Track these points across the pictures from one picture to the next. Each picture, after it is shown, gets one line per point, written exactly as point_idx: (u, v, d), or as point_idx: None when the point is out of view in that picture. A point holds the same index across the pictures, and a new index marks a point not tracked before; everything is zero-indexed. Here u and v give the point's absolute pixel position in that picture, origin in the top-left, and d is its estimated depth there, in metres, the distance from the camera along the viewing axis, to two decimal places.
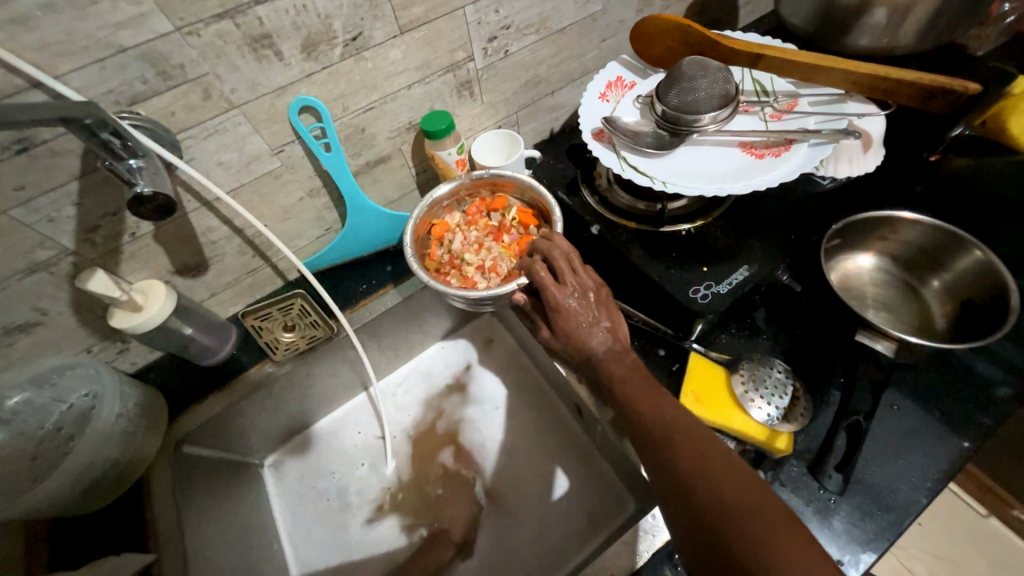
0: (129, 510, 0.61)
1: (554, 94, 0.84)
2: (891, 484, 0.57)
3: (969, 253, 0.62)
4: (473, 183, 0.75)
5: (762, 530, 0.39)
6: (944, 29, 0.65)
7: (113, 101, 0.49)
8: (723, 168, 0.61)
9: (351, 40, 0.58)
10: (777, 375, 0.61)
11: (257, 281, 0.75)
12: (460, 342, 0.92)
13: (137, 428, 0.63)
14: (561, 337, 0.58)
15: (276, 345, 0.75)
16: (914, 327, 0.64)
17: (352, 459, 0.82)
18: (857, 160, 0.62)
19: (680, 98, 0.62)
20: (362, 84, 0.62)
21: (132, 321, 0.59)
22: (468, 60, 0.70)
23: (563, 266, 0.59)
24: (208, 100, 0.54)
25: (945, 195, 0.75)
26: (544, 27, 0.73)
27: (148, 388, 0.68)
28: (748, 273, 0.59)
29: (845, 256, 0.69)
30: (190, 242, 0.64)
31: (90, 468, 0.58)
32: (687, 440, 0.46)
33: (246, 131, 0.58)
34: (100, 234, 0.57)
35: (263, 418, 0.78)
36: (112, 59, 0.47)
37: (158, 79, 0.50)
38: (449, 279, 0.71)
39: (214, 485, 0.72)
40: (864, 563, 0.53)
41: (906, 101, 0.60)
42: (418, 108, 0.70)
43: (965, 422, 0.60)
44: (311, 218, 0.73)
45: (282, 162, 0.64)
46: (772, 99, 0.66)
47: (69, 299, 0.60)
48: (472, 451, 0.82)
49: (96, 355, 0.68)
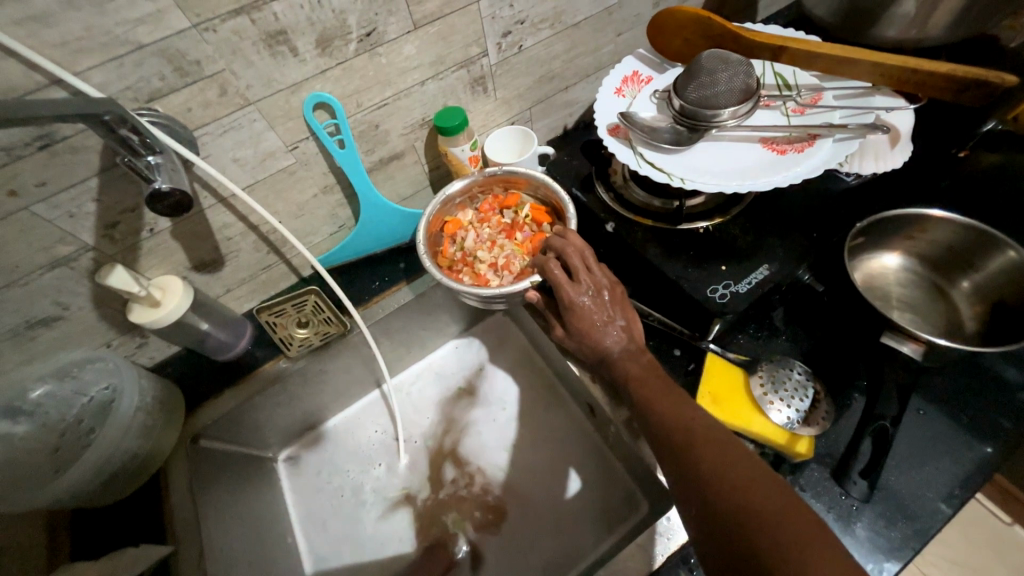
0: (147, 502, 0.63)
1: (567, 90, 0.83)
2: (917, 492, 0.55)
3: (1001, 253, 0.59)
4: (486, 181, 0.75)
5: (787, 535, 0.37)
6: (977, 19, 0.63)
7: (132, 98, 0.50)
8: (744, 164, 0.59)
9: (365, 35, 0.58)
10: (796, 377, 0.59)
11: (272, 277, 0.76)
12: (472, 339, 0.92)
13: (155, 421, 0.64)
14: (574, 336, 0.57)
15: (290, 341, 0.74)
16: (941, 329, 0.62)
17: (365, 455, 0.83)
18: (884, 156, 0.61)
19: (699, 93, 0.61)
20: (376, 80, 0.62)
21: (152, 316, 0.60)
22: (482, 55, 0.69)
23: (577, 264, 0.58)
24: (223, 96, 0.54)
25: (973, 193, 0.72)
26: (559, 21, 0.72)
27: (166, 383, 0.69)
28: (768, 272, 0.57)
29: (869, 256, 0.67)
30: (206, 238, 0.65)
31: (111, 460, 0.59)
32: (706, 442, 0.46)
33: (261, 127, 0.58)
34: (119, 230, 0.58)
35: (277, 414, 0.78)
36: (130, 56, 0.47)
37: (175, 75, 0.50)
38: (462, 276, 0.71)
39: (230, 479, 0.72)
40: (888, 572, 0.51)
41: (938, 94, 0.59)
42: (432, 104, 0.70)
43: (994, 427, 0.58)
44: (325, 215, 0.73)
45: (296, 158, 0.64)
46: (794, 93, 0.64)
47: (89, 294, 0.61)
48: (484, 450, 0.82)
49: (115, 350, 0.69)
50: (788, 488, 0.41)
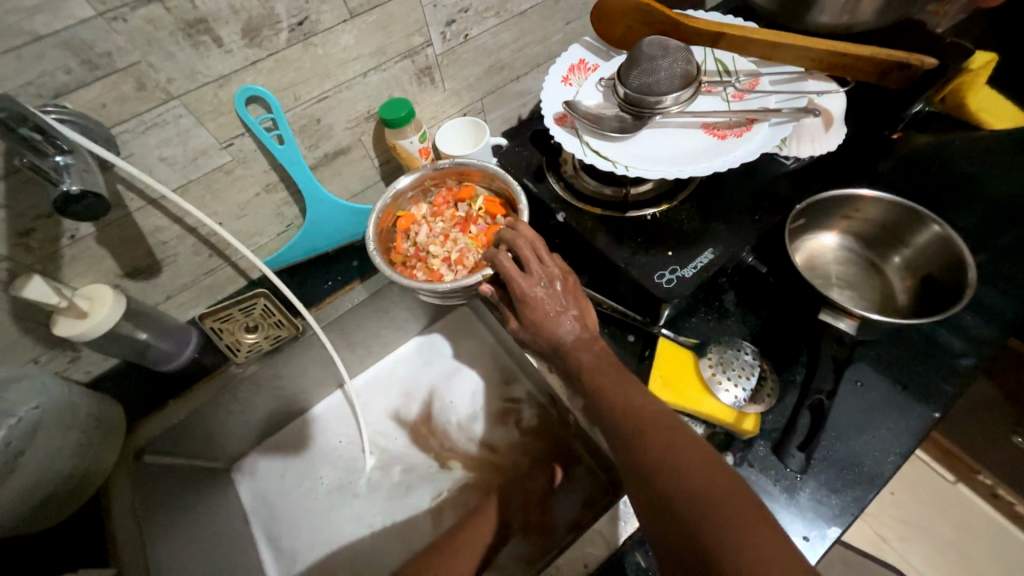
0: (85, 527, 0.59)
1: (519, 80, 0.82)
2: (857, 459, 0.58)
3: (926, 228, 0.62)
4: (439, 173, 0.73)
5: (731, 520, 0.38)
6: (902, 5, 0.65)
7: (35, 94, 0.46)
8: (686, 149, 0.60)
9: (297, 24, 0.55)
10: (744, 357, 0.61)
11: (217, 282, 0.73)
12: (434, 336, 0.91)
13: (91, 439, 0.60)
14: (529, 328, 0.57)
15: (238, 347, 0.71)
16: (875, 303, 0.65)
17: (328, 461, 0.81)
18: (819, 138, 0.62)
19: (641, 80, 0.60)
20: (313, 72, 0.60)
21: (78, 329, 0.56)
22: (426, 45, 0.67)
23: (528, 256, 0.57)
24: (142, 90, 0.50)
25: (905, 172, 0.76)
26: (504, 10, 0.71)
27: (102, 399, 0.64)
28: (713, 256, 0.58)
29: (810, 236, 0.69)
30: (137, 243, 0.61)
31: (40, 484, 0.55)
32: (694, 470, 0.42)
33: (188, 123, 0.55)
34: (35, 238, 0.54)
35: (231, 422, 0.76)
36: (28, 48, 0.44)
37: (83, 68, 0.47)
38: (415, 272, 0.70)
39: (183, 494, 0.70)
40: (829, 538, 0.54)
41: (864, 77, 0.60)
42: (377, 96, 0.68)
43: (927, 391, 0.62)
44: (270, 214, 0.70)
45: (232, 156, 0.61)
46: (734, 79, 0.65)
47: (8, 308, 0.57)
48: (464, 433, 0.82)
49: (45, 365, 0.64)
50: (781, 527, 0.38)
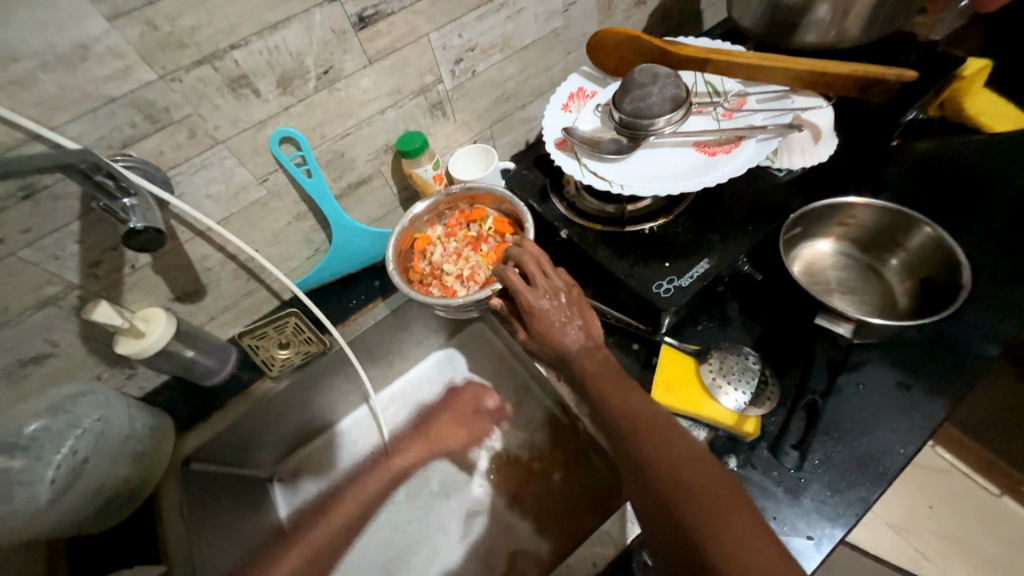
0: (140, 527, 0.66)
1: (525, 108, 0.88)
2: (862, 459, 0.59)
3: (920, 230, 0.64)
4: (452, 197, 0.79)
5: (721, 517, 0.41)
6: (887, 21, 0.68)
7: (106, 146, 0.54)
8: (678, 166, 0.64)
9: (323, 73, 0.62)
10: (744, 363, 0.63)
11: (254, 303, 0.80)
12: (453, 350, 0.96)
13: (147, 447, 0.67)
14: (536, 337, 0.61)
15: (272, 362, 0.77)
16: (876, 306, 0.66)
17: (355, 470, 0.87)
18: (810, 151, 0.65)
19: (634, 104, 0.65)
20: (337, 113, 0.67)
21: (137, 347, 0.64)
22: (437, 82, 0.74)
23: (533, 270, 0.61)
24: (193, 138, 0.58)
25: (905, 177, 0.77)
26: (508, 46, 0.77)
27: (155, 412, 0.71)
28: (709, 266, 0.61)
29: (807, 244, 0.71)
30: (186, 270, 0.69)
31: (104, 485, 0.62)
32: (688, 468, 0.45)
33: (231, 164, 0.63)
34: (102, 268, 0.62)
35: (266, 432, 0.82)
36: (102, 108, 0.52)
37: (146, 122, 0.55)
38: (431, 289, 0.75)
39: (223, 499, 0.76)
40: (835, 538, 0.54)
41: (846, 93, 0.63)
42: (394, 130, 0.75)
43: (935, 392, 0.62)
44: (300, 240, 0.77)
45: (268, 190, 0.68)
46: (723, 99, 0.69)
47: (78, 331, 0.65)
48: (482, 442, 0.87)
49: (106, 381, 0.72)
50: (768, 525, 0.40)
